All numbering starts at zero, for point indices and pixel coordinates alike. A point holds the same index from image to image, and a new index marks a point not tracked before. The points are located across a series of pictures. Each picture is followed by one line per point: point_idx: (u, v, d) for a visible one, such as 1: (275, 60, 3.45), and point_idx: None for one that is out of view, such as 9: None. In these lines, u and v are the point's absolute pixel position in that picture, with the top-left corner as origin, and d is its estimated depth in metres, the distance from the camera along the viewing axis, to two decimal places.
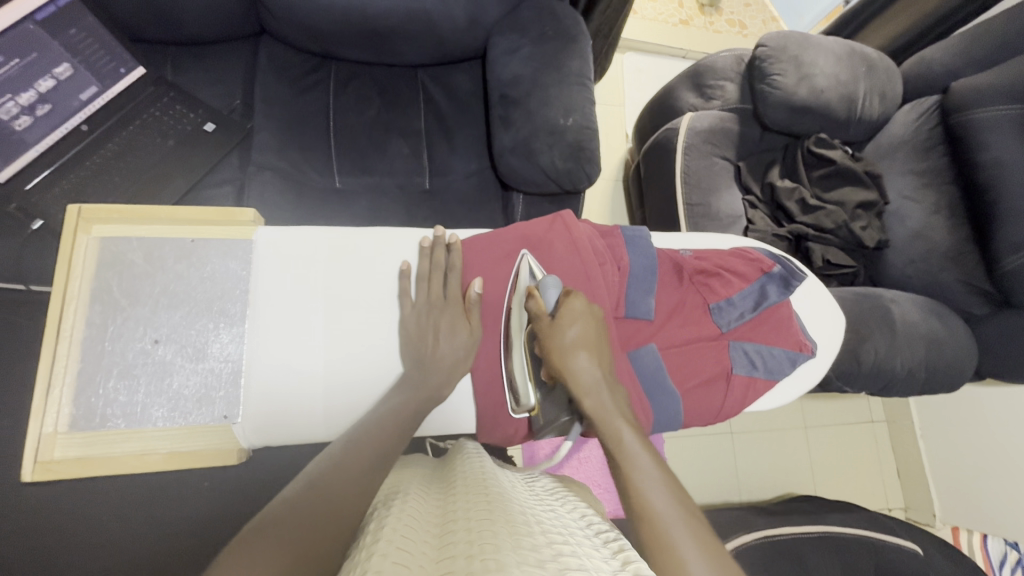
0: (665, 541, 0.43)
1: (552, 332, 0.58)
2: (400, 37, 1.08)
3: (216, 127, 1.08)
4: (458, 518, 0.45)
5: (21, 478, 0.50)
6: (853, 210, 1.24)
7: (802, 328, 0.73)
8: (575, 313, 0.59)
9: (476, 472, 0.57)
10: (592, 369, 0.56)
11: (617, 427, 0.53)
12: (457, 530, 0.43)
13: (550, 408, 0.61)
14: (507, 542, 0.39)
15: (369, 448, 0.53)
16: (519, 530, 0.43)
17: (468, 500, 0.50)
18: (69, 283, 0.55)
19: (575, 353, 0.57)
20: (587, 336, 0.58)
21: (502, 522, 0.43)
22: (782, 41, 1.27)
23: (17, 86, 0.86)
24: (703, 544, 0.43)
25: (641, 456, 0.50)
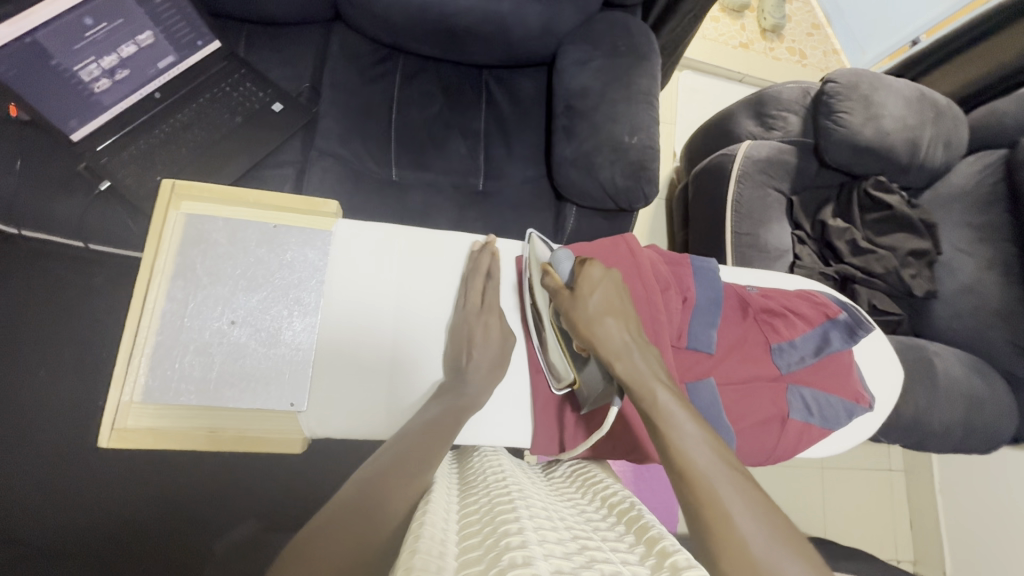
0: (711, 500, 0.44)
1: (571, 302, 0.58)
2: (472, 37, 1.08)
3: (283, 107, 1.08)
4: (483, 516, 0.49)
5: (99, 443, 0.52)
6: (905, 257, 1.22)
7: (860, 379, 0.73)
8: (593, 280, 0.58)
9: (497, 469, 0.60)
10: (618, 331, 0.56)
11: (651, 387, 0.52)
12: (483, 529, 0.46)
13: (589, 382, 0.61)
14: (534, 539, 0.42)
15: (416, 435, 0.54)
16: (542, 529, 0.46)
17: (490, 499, 0.53)
18: (157, 256, 0.56)
19: (599, 319, 0.57)
20: (608, 300, 0.58)
21: (526, 519, 0.46)
22: (852, 79, 1.26)
23: (101, 50, 0.87)
24: (746, 499, 0.45)
25: (679, 414, 0.50)
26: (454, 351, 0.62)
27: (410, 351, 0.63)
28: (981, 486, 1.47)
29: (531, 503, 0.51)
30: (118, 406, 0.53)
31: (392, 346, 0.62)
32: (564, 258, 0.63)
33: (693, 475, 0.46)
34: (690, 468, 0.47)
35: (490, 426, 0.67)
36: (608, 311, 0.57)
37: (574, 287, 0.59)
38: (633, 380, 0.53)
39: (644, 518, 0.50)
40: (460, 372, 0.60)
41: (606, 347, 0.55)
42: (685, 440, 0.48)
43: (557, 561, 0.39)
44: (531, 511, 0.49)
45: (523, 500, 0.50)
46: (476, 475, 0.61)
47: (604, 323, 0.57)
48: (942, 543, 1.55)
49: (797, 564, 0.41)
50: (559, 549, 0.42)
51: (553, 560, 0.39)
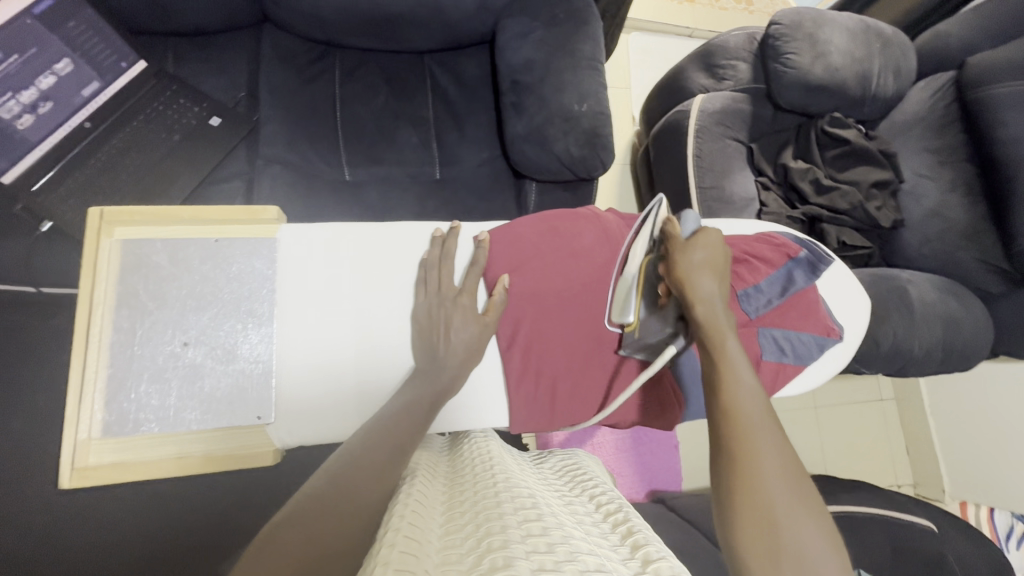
0: (746, 440, 0.46)
1: (681, 248, 0.59)
2: (407, 23, 1.05)
3: (222, 121, 1.05)
4: (468, 512, 0.48)
5: (61, 485, 0.51)
6: (869, 189, 1.23)
7: (829, 313, 0.74)
8: (709, 241, 0.59)
9: (487, 457, 0.59)
10: (713, 287, 0.56)
11: (723, 333, 0.53)
12: (468, 524, 0.46)
13: (653, 324, 0.61)
14: (516, 536, 0.42)
15: (401, 429, 0.53)
16: (528, 520, 0.45)
17: (477, 490, 0.52)
18: (95, 287, 0.54)
19: (700, 273, 0.57)
20: (720, 267, 0.58)
21: (511, 513, 0.46)
22: (796, 18, 1.25)
23: (17, 84, 0.83)
24: (792, 471, 0.45)
25: (740, 363, 0.51)
26: (418, 343, 0.60)
27: (377, 348, 0.61)
28: (968, 403, 1.50)
29: (517, 492, 0.51)
30: (76, 446, 0.52)
31: (355, 342, 0.61)
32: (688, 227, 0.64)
33: (737, 416, 0.48)
34: (736, 410, 0.48)
35: (472, 412, 0.65)
36: (711, 269, 0.57)
37: (688, 239, 0.60)
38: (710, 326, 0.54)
39: (630, 520, 0.53)
40: (441, 365, 0.58)
41: (697, 294, 0.55)
42: (742, 389, 0.49)
43: (539, 559, 0.39)
44: (520, 501, 0.49)
45: (508, 491, 0.50)
46: (466, 461, 0.61)
47: (706, 276, 0.57)
48: (938, 464, 1.59)
49: (814, 525, 0.43)
50: (543, 544, 0.42)
51: (535, 557, 0.39)
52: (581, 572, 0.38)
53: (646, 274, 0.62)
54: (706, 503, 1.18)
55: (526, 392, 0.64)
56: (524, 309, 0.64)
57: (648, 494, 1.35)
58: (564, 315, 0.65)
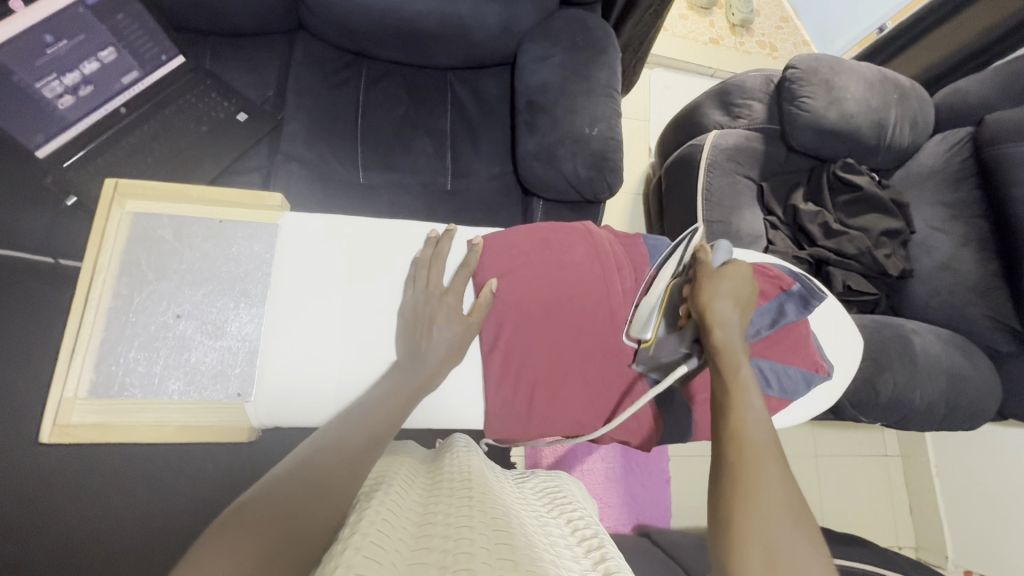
0: (751, 471, 0.47)
1: (708, 275, 0.61)
2: (433, 40, 1.10)
3: (249, 116, 1.10)
4: (441, 526, 0.46)
5: (40, 439, 0.51)
6: (878, 236, 1.23)
7: (820, 350, 0.73)
8: (736, 273, 0.61)
9: (466, 473, 0.58)
10: (734, 316, 0.58)
11: (740, 364, 0.55)
12: (440, 536, 0.45)
13: (667, 343, 0.63)
14: (485, 554, 0.41)
15: (378, 437, 0.52)
16: (500, 539, 0.44)
17: (452, 504, 0.51)
18: (101, 253, 0.57)
19: (723, 298, 0.59)
20: (746, 293, 0.61)
21: (483, 533, 0.45)
22: (813, 63, 1.27)
23: (63, 66, 0.89)
24: (785, 476, 0.47)
25: (754, 398, 0.52)
26: (399, 340, 0.61)
27: (362, 340, 0.62)
28: (977, 467, 1.44)
29: (493, 513, 0.49)
30: (60, 404, 0.53)
31: (341, 332, 0.62)
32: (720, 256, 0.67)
33: (745, 447, 0.49)
34: (744, 445, 0.49)
35: (449, 410, 0.66)
36: (735, 299, 0.59)
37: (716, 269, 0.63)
38: (727, 350, 0.56)
39: (606, 549, 0.52)
40: (422, 363, 0.59)
41: (716, 316, 0.57)
42: (753, 422, 0.50)
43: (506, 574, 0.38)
44: (495, 523, 0.47)
45: (484, 512, 0.49)
46: (447, 471, 0.61)
47: (728, 299, 0.59)
48: (943, 529, 1.52)
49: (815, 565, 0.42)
50: (513, 558, 0.41)
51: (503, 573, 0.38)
52: None
53: (669, 297, 0.65)
54: (691, 542, 1.14)
55: (504, 398, 0.64)
56: (508, 312, 0.65)
57: (634, 528, 1.32)
58: (552, 325, 0.64)
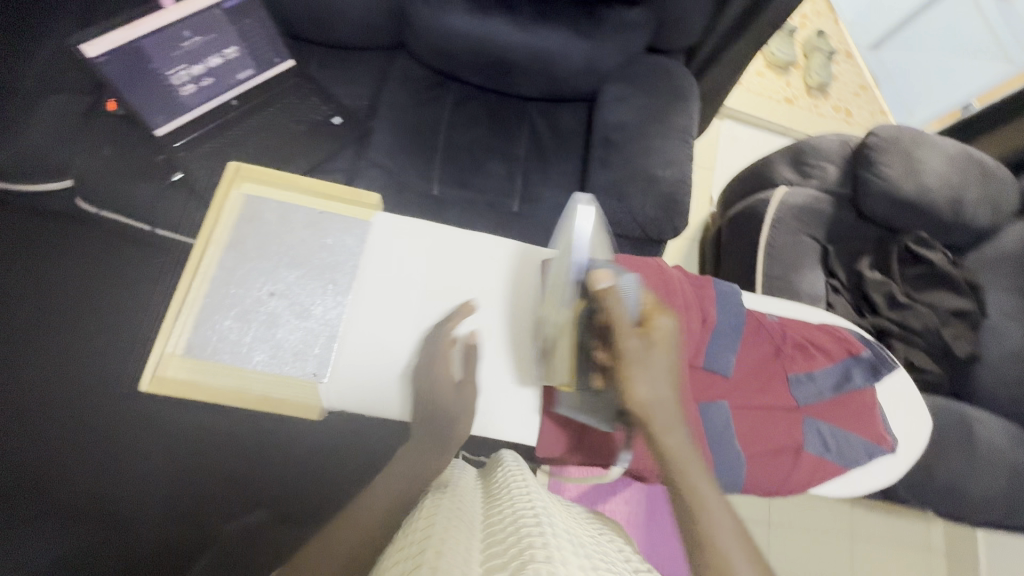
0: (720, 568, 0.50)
1: (627, 346, 0.54)
2: (520, 71, 1.16)
3: (344, 121, 1.17)
4: (506, 533, 0.49)
5: (140, 386, 0.56)
6: (946, 315, 1.20)
7: (883, 421, 0.71)
8: (664, 339, 0.55)
9: (520, 485, 0.61)
10: (664, 392, 0.55)
11: (685, 464, 0.54)
12: (507, 540, 0.47)
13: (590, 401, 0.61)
14: (554, 551, 0.43)
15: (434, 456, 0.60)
16: (564, 543, 0.47)
17: (513, 510, 0.54)
18: (215, 226, 0.63)
19: (648, 373, 0.54)
20: (662, 359, 0.55)
21: (549, 534, 0.47)
22: (895, 133, 1.27)
23: (193, 59, 1.00)
24: (748, 561, 0.51)
25: (706, 490, 0.53)
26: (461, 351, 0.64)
27: (432, 342, 0.65)
28: None
29: (554, 519, 0.52)
30: (161, 357, 0.58)
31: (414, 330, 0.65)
32: (635, 294, 0.57)
33: (710, 547, 0.51)
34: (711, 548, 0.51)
35: (502, 421, 0.67)
36: (659, 373, 0.54)
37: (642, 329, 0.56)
38: (670, 450, 0.54)
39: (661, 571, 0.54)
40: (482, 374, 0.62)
41: (638, 399, 0.53)
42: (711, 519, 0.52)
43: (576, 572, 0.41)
44: (555, 527, 0.50)
45: (545, 516, 0.51)
46: (501, 486, 0.63)
47: (647, 374, 0.54)
48: None
49: None
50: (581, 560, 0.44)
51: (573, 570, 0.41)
52: None
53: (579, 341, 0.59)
54: None
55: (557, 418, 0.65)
56: None
57: None
58: None
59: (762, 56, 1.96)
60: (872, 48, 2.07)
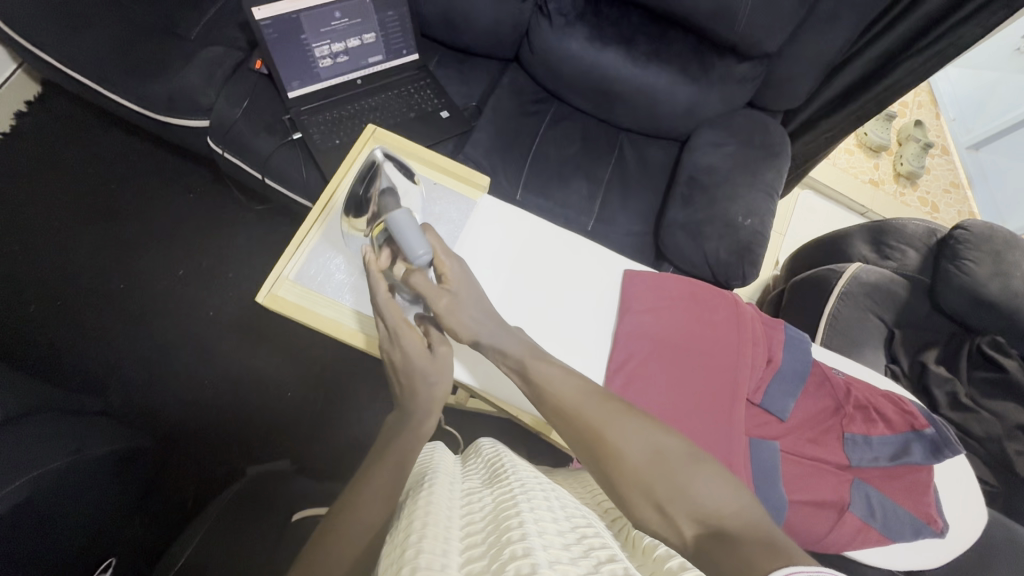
0: (654, 475, 0.50)
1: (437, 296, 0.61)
2: (623, 100, 1.22)
3: (449, 115, 1.26)
4: (487, 523, 0.47)
5: (257, 297, 0.65)
6: (1013, 429, 1.13)
7: (936, 503, 0.69)
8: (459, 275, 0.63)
9: (501, 470, 0.61)
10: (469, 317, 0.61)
11: (574, 403, 0.56)
12: (487, 525, 0.47)
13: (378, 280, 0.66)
14: (531, 527, 0.43)
15: (406, 433, 0.59)
16: (541, 516, 0.47)
17: (494, 497, 0.54)
18: (345, 177, 0.73)
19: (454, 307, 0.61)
20: (471, 294, 0.63)
21: (527, 510, 0.47)
22: (986, 232, 1.26)
23: (337, 37, 1.12)
24: (671, 454, 0.51)
25: (612, 419, 0.54)
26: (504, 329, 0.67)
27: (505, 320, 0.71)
28: None
29: (533, 494, 0.51)
30: (278, 277, 0.67)
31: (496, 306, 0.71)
32: (422, 244, 0.62)
33: (633, 467, 0.51)
34: (636, 465, 0.51)
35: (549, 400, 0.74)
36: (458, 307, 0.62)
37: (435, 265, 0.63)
38: (559, 397, 0.57)
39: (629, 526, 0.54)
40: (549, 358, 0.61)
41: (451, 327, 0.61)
42: (627, 445, 0.52)
43: (557, 552, 0.40)
44: (528, 498, 0.50)
45: (524, 492, 0.51)
46: (495, 467, 0.63)
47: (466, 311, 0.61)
48: None
49: (745, 497, 0.47)
50: (561, 539, 0.43)
51: (554, 550, 0.41)
52: (597, 564, 0.39)
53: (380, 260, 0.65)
54: None
55: None
56: (640, 346, 0.70)
57: None
58: (674, 369, 0.68)
59: (854, 135, 1.96)
60: (971, 149, 2.03)
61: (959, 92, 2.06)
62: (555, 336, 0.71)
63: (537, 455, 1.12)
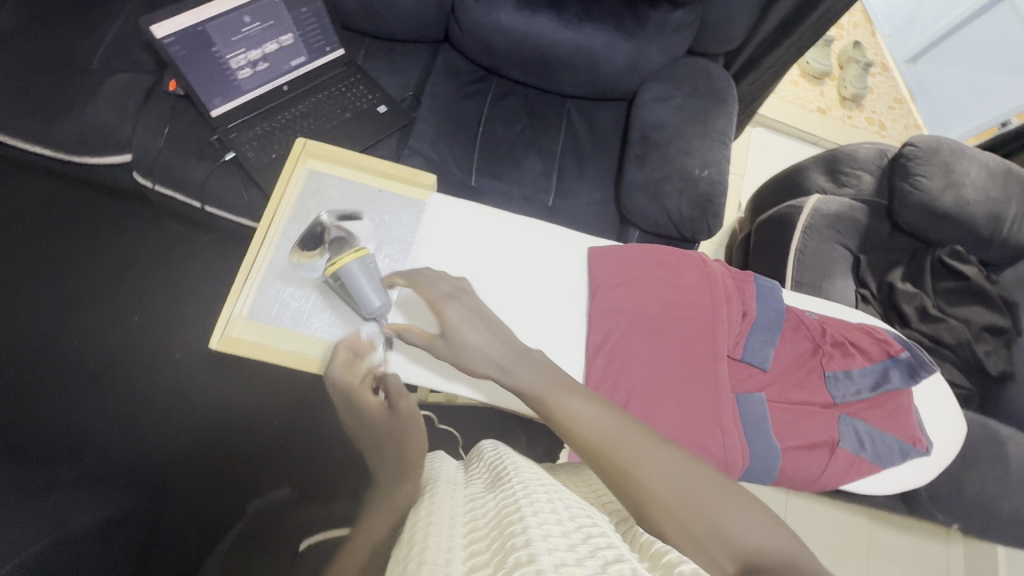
0: (693, 514, 0.49)
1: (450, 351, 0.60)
2: (563, 67, 1.19)
3: (387, 110, 1.20)
4: (491, 528, 0.46)
5: (210, 343, 0.61)
6: (978, 330, 1.18)
7: (919, 423, 0.71)
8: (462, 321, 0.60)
9: (502, 472, 0.60)
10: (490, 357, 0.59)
11: (597, 439, 0.53)
12: (491, 531, 0.46)
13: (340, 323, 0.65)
14: (536, 532, 0.42)
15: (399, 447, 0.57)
16: (546, 519, 0.45)
17: (497, 500, 0.52)
18: (282, 199, 0.68)
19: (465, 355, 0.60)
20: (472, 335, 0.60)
21: (531, 515, 0.45)
22: (934, 145, 1.27)
23: (251, 44, 1.05)
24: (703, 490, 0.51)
25: (640, 454, 0.52)
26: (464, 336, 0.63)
27: None
28: None
29: (537, 497, 0.50)
30: (229, 318, 0.63)
31: None
32: (380, 295, 0.60)
33: (672, 506, 0.49)
34: (673, 503, 0.49)
35: None
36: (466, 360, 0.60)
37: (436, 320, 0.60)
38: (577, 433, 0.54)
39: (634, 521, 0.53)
40: (526, 354, 0.60)
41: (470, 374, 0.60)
42: (661, 482, 0.50)
43: (562, 554, 0.39)
44: (533, 502, 0.49)
45: (527, 495, 0.50)
46: (493, 471, 0.62)
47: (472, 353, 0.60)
48: None
49: (779, 533, 0.50)
50: (566, 541, 0.42)
51: (559, 553, 0.39)
52: (602, 567, 0.38)
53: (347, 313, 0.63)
54: None
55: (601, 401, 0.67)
56: (617, 323, 0.69)
57: None
58: (654, 340, 0.68)
59: (797, 66, 1.96)
60: (909, 62, 2.06)
61: (892, 7, 2.08)
62: (528, 328, 0.69)
63: (534, 441, 1.12)
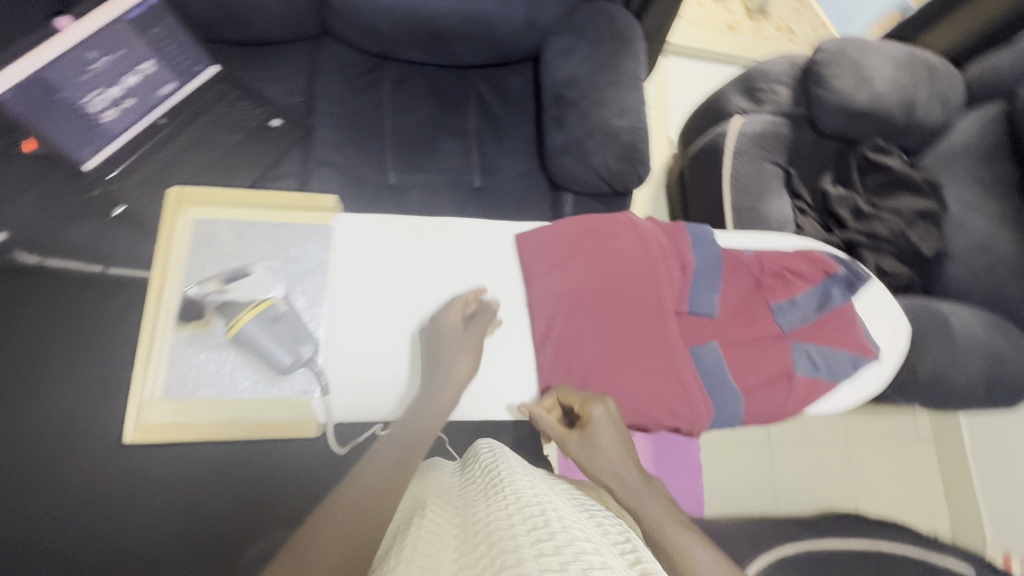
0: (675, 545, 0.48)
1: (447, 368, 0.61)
2: (457, 38, 1.11)
3: (282, 122, 1.12)
4: (482, 540, 0.43)
5: (127, 436, 0.59)
6: (911, 218, 1.22)
7: (866, 332, 0.73)
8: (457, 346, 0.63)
9: (495, 476, 0.57)
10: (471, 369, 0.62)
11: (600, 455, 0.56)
12: (481, 542, 0.43)
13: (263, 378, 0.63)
14: (529, 553, 0.39)
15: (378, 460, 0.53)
16: (540, 535, 0.42)
17: (490, 507, 0.50)
18: (170, 262, 0.65)
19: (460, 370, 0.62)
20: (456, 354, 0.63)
21: (524, 533, 0.42)
22: (839, 47, 1.29)
23: (106, 81, 0.89)
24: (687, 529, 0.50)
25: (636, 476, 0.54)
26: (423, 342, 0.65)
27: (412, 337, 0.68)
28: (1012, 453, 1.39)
29: (533, 508, 0.47)
30: (142, 402, 0.61)
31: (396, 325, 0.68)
32: (288, 352, 0.59)
33: (658, 528, 0.50)
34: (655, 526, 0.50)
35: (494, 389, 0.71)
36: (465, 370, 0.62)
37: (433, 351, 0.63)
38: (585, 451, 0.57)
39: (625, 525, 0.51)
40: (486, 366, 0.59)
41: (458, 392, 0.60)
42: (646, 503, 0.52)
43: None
44: (529, 515, 0.46)
45: (522, 507, 0.47)
46: (477, 479, 0.60)
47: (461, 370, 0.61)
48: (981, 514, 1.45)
49: None
50: (557, 558, 0.39)
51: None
52: None
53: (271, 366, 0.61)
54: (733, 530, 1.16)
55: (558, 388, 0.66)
56: (558, 305, 0.68)
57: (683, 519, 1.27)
58: (598, 317, 0.66)
59: None
60: None
61: None
62: None
63: None
